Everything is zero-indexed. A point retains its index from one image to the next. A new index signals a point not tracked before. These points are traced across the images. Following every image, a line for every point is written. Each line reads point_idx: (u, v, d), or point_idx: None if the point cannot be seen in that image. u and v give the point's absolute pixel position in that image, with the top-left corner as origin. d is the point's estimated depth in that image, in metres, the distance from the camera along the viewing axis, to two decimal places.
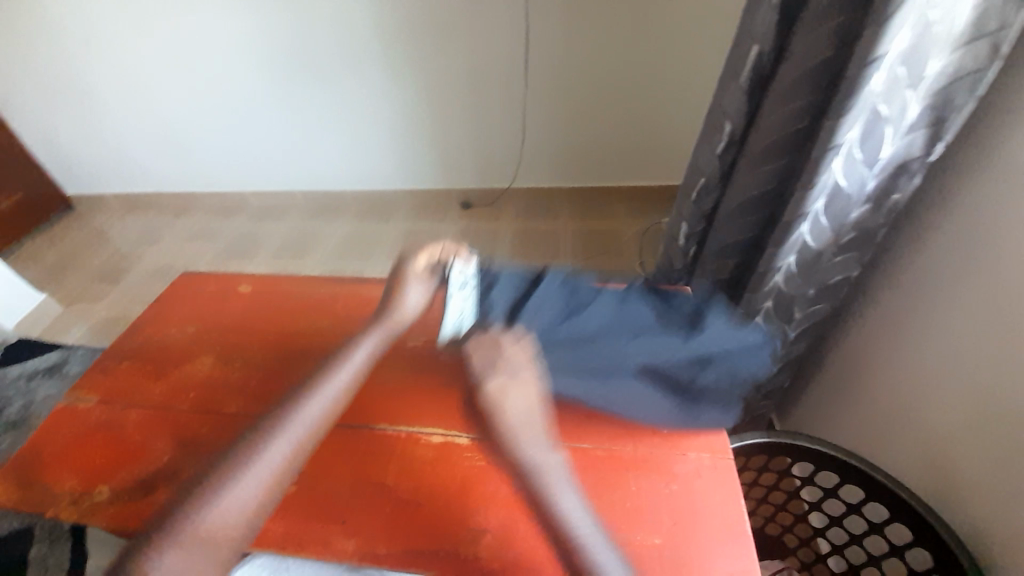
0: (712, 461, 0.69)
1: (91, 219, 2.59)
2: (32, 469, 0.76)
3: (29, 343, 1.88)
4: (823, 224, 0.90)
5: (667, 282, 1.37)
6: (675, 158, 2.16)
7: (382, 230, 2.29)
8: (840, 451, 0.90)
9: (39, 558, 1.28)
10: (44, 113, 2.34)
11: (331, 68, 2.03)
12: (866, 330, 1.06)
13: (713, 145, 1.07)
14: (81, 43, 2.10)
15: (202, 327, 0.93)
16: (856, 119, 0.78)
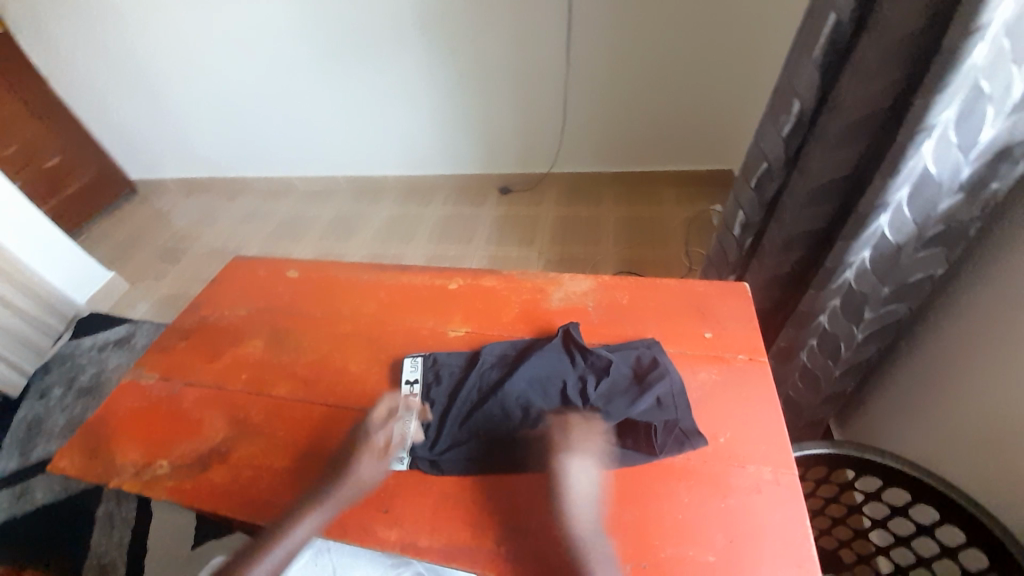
0: (773, 475, 0.64)
1: (153, 202, 2.75)
2: (100, 440, 0.81)
3: (100, 316, 2.03)
4: (905, 216, 0.81)
5: (721, 273, 1.29)
6: (729, 140, 2.02)
7: (422, 215, 2.29)
8: (912, 467, 0.82)
9: (112, 514, 1.40)
10: (110, 101, 2.48)
11: (374, 52, 2.02)
12: (950, 333, 0.94)
13: (779, 126, 0.98)
14: (140, 31, 2.19)
15: (255, 313, 0.96)
16: (952, 97, 0.69)
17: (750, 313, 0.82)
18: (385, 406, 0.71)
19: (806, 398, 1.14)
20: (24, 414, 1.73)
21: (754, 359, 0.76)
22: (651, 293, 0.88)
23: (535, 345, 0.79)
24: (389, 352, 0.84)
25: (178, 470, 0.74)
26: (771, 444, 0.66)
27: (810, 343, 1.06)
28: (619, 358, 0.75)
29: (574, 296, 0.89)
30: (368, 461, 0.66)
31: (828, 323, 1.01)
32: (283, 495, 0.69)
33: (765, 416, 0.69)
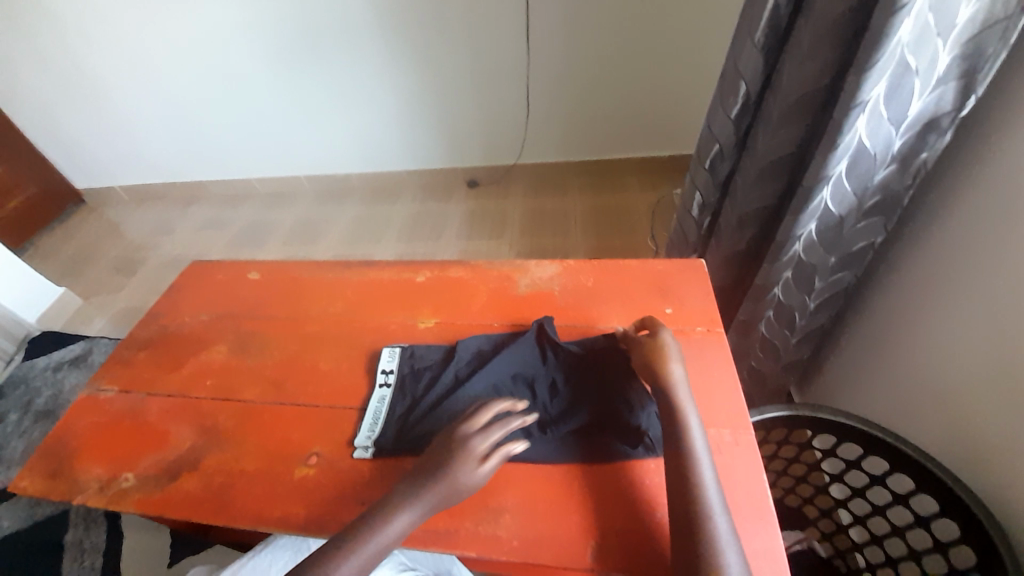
0: (732, 437, 0.67)
1: (103, 213, 2.61)
2: (60, 459, 0.78)
3: (53, 335, 1.93)
4: (846, 188, 0.86)
5: (683, 254, 1.33)
6: (686, 125, 2.09)
7: (390, 213, 2.27)
8: (864, 423, 0.88)
9: (81, 538, 1.35)
10: (47, 107, 2.33)
11: (328, 48, 1.97)
12: (894, 296, 1.01)
13: (727, 108, 1.02)
14: (76, 33, 2.07)
15: (218, 320, 0.93)
16: (881, 73, 0.73)
17: (709, 288, 0.86)
18: (489, 409, 0.64)
19: (769, 367, 1.20)
20: None
21: (712, 331, 0.80)
22: (615, 274, 0.91)
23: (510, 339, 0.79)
24: (359, 348, 0.84)
25: (154, 481, 0.72)
26: (730, 409, 0.70)
27: (767, 314, 1.10)
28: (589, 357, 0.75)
29: (540, 282, 0.91)
30: (471, 467, 0.60)
31: (783, 294, 1.05)
32: (259, 497, 0.68)
33: (726, 384, 0.73)
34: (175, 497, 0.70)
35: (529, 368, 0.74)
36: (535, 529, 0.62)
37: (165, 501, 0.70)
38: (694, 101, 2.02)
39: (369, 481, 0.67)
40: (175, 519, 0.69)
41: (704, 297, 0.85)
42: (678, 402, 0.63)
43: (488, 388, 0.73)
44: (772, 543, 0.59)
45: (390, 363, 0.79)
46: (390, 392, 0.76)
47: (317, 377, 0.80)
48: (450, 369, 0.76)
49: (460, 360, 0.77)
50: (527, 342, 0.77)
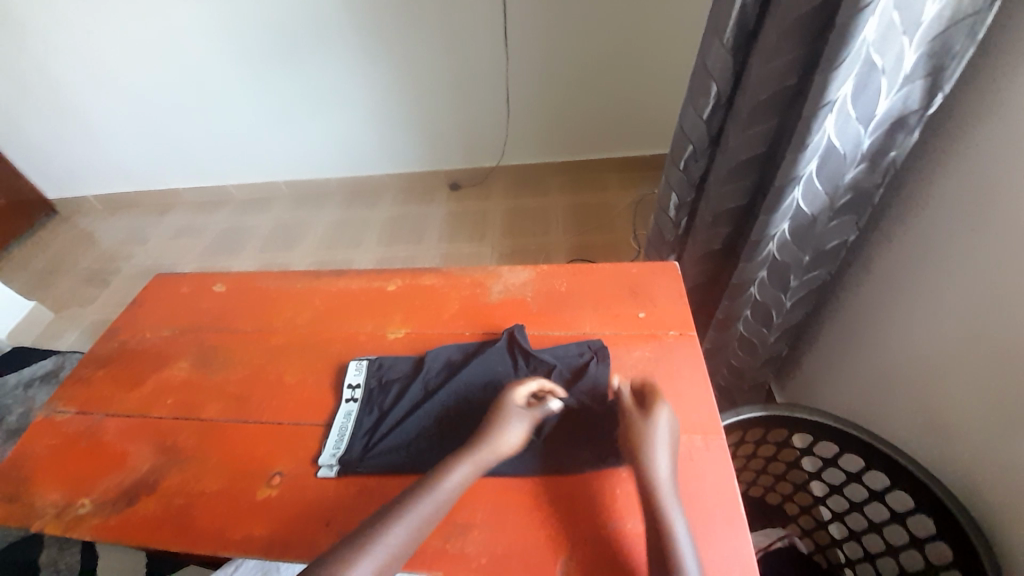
0: (703, 443, 0.67)
1: (75, 223, 2.54)
2: (12, 485, 0.75)
3: (22, 351, 1.87)
4: (817, 187, 0.86)
5: (661, 255, 1.33)
6: (665, 123, 2.09)
7: (370, 217, 2.24)
8: (838, 420, 0.88)
9: (55, 559, 1.30)
10: (11, 115, 2.25)
11: (302, 50, 1.94)
12: (868, 294, 1.01)
13: (698, 108, 1.01)
14: (40, 38, 2.00)
15: (182, 335, 0.90)
16: (847, 72, 0.73)
17: (681, 290, 0.85)
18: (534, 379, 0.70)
19: (748, 366, 1.19)
20: None
21: (684, 335, 0.79)
22: (587, 278, 0.90)
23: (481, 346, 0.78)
24: (327, 361, 0.82)
25: (113, 505, 0.69)
26: (702, 414, 0.70)
27: (744, 313, 1.10)
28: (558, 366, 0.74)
29: (513, 287, 0.89)
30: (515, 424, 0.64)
31: (759, 293, 1.05)
32: (220, 518, 0.66)
33: (697, 388, 0.72)
34: (133, 521, 0.67)
35: (499, 376, 0.73)
36: (504, 543, 0.61)
37: (123, 527, 0.67)
38: (673, 100, 2.02)
39: (334, 499, 0.65)
40: (133, 545, 0.66)
41: (677, 300, 0.84)
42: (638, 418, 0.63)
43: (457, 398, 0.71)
44: (742, 550, 0.58)
45: (357, 376, 0.77)
46: (356, 405, 0.74)
47: (282, 392, 0.78)
48: (417, 380, 0.74)
49: (429, 370, 0.75)
50: (497, 351, 0.76)
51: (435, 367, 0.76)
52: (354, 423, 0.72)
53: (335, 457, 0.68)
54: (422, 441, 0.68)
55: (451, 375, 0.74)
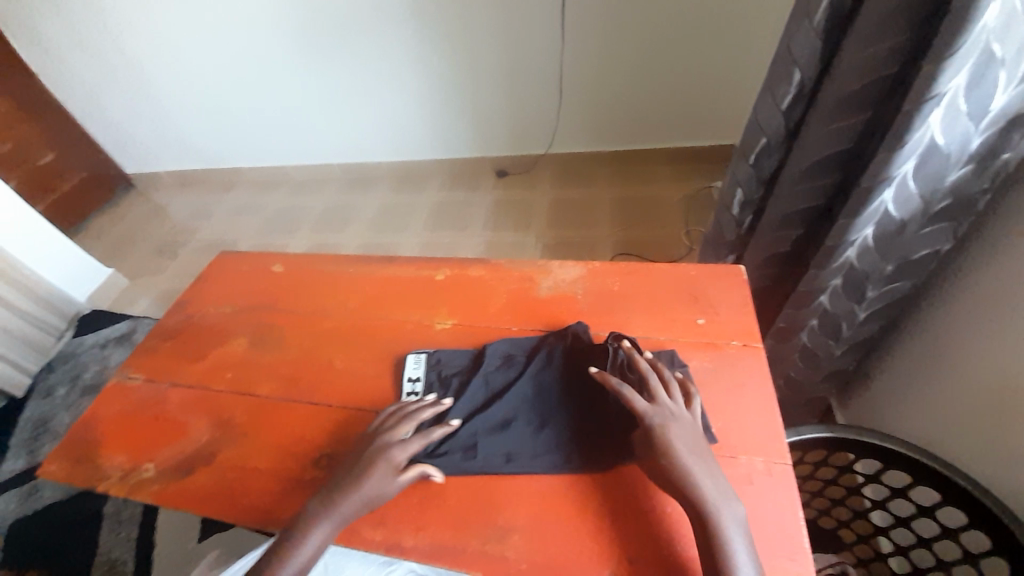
0: (765, 465, 0.62)
1: (149, 196, 2.72)
2: (84, 444, 0.80)
3: (100, 315, 2.03)
4: (911, 190, 0.77)
5: (718, 254, 1.25)
6: (728, 114, 1.96)
7: (417, 203, 2.25)
8: (913, 449, 0.79)
9: (120, 509, 1.44)
10: (96, 94, 2.42)
11: (362, 32, 1.94)
12: (954, 312, 0.90)
13: (777, 98, 0.93)
14: (123, 22, 2.13)
15: (239, 313, 0.94)
16: (964, 61, 0.64)
17: (745, 298, 0.79)
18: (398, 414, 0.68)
19: (807, 380, 1.11)
20: (30, 414, 1.75)
21: (747, 346, 0.74)
22: (642, 278, 0.85)
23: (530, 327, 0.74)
24: (373, 347, 0.83)
25: (177, 472, 0.73)
26: (764, 435, 0.65)
27: (810, 323, 1.01)
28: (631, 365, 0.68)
29: (562, 284, 0.86)
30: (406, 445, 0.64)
31: (829, 303, 0.96)
32: (266, 495, 0.68)
33: (759, 407, 0.67)
34: (192, 491, 0.71)
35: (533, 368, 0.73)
36: (541, 550, 0.60)
37: (183, 495, 0.71)
38: (739, 89, 1.89)
39: None
40: (193, 513, 0.69)
41: (739, 308, 0.78)
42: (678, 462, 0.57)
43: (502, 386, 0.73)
44: None
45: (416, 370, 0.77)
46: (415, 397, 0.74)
47: (331, 378, 0.80)
48: (476, 364, 0.76)
49: (485, 355, 0.76)
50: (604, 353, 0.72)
51: (490, 354, 0.76)
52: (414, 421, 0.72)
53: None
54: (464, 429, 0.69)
55: (505, 367, 0.75)
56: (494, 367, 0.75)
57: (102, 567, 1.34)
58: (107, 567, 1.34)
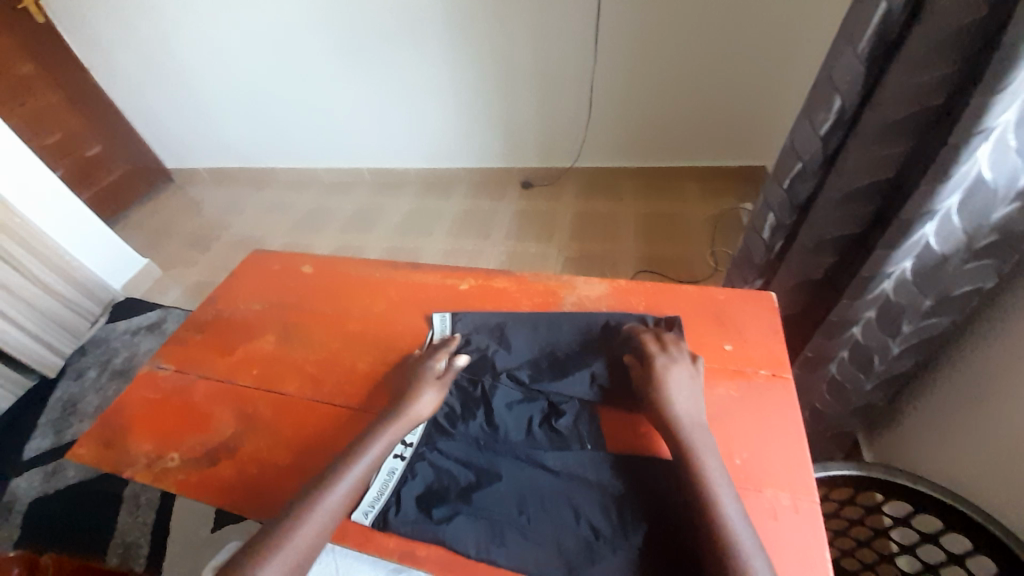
0: (792, 502, 0.60)
1: (186, 191, 2.82)
2: (113, 430, 0.83)
3: (133, 303, 2.11)
4: (954, 225, 0.74)
5: (746, 277, 1.23)
6: (760, 136, 1.94)
7: (442, 209, 2.29)
8: (946, 494, 0.75)
9: (139, 493, 1.48)
10: (145, 92, 2.55)
11: (399, 41, 2.00)
12: (995, 353, 0.86)
13: (815, 123, 0.92)
14: (174, 25, 2.24)
15: (269, 310, 0.96)
16: (1016, 95, 0.62)
17: (774, 326, 0.78)
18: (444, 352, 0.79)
19: (835, 413, 1.07)
20: (60, 394, 1.82)
21: (776, 376, 0.72)
22: (668, 299, 0.84)
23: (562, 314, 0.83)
24: (397, 352, 0.84)
25: (200, 463, 0.75)
26: (792, 469, 0.63)
27: (840, 354, 0.98)
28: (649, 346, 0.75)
29: (586, 300, 0.86)
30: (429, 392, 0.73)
31: (861, 335, 0.93)
32: (285, 493, 0.69)
33: (787, 441, 0.65)
34: (216, 483, 0.72)
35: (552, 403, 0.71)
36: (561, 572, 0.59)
37: (205, 487, 0.72)
38: (771, 111, 1.87)
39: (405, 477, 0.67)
40: (214, 505, 0.71)
41: (767, 336, 0.77)
42: (673, 411, 0.64)
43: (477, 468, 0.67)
44: None
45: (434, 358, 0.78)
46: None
47: (354, 382, 0.81)
48: (453, 430, 0.71)
49: (469, 418, 0.72)
50: (585, 423, 0.69)
51: (474, 419, 0.72)
52: (421, 484, 0.67)
53: (407, 441, 0.71)
54: (430, 510, 0.65)
55: (485, 438, 0.70)
56: (471, 437, 0.70)
57: (117, 550, 1.37)
58: (123, 549, 1.37)
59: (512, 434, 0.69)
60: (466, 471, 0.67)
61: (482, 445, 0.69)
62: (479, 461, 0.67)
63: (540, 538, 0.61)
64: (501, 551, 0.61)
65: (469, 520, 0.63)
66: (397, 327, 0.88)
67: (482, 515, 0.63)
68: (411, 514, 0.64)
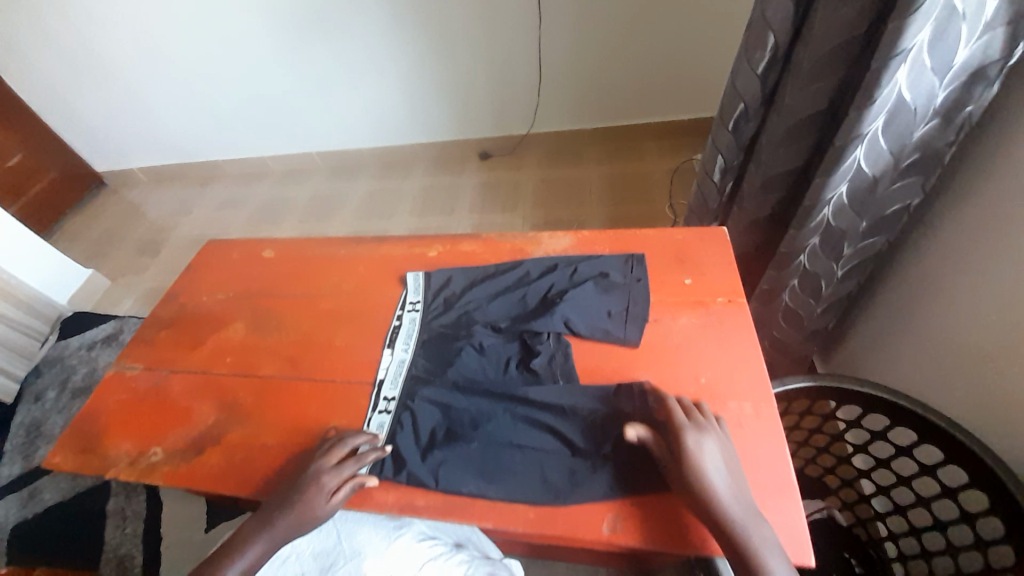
0: (753, 409, 0.66)
1: (124, 194, 2.64)
2: (88, 436, 0.81)
3: (85, 317, 1.99)
4: (882, 146, 0.80)
5: (704, 222, 1.29)
6: (707, 85, 1.98)
7: (403, 188, 2.24)
8: (889, 391, 0.83)
9: (123, 506, 1.45)
10: (61, 90, 2.33)
11: (335, 14, 1.89)
12: (924, 264, 0.95)
13: (754, 62, 0.96)
14: (82, 13, 2.04)
15: (235, 298, 0.95)
16: (926, 17, 0.67)
17: (729, 258, 0.83)
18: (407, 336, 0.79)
19: (790, 338, 1.15)
20: (21, 418, 1.73)
21: (733, 301, 0.77)
22: (629, 244, 0.88)
23: (534, 265, 0.86)
24: (373, 324, 0.85)
25: (185, 455, 0.75)
26: (752, 381, 0.69)
27: (791, 283, 1.05)
28: (617, 292, 0.79)
29: (554, 253, 0.89)
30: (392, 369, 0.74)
31: (808, 262, 1.00)
32: (278, 471, 0.70)
33: (746, 358, 0.71)
34: (207, 472, 0.72)
35: (523, 339, 0.76)
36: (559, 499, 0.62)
37: (195, 477, 0.72)
38: (716, 60, 1.91)
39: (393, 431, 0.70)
40: (207, 493, 0.71)
41: (724, 267, 0.82)
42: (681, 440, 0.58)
43: (465, 416, 0.69)
44: (794, 516, 0.58)
45: (410, 328, 0.82)
46: (409, 360, 0.78)
47: (333, 358, 0.82)
48: (437, 382, 0.73)
49: (449, 369, 0.74)
50: (558, 359, 0.73)
51: (454, 369, 0.74)
52: (411, 432, 0.70)
53: (390, 399, 0.74)
54: (424, 459, 0.67)
55: (467, 387, 0.72)
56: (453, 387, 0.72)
57: (110, 564, 1.35)
58: (115, 561, 1.35)
59: (493, 380, 0.73)
60: (453, 420, 0.69)
61: (465, 393, 0.71)
62: (466, 408, 0.70)
63: (532, 470, 0.65)
64: (494, 486, 0.64)
65: (462, 463, 0.66)
66: (371, 301, 0.88)
67: (473, 456, 0.66)
68: (406, 466, 0.66)
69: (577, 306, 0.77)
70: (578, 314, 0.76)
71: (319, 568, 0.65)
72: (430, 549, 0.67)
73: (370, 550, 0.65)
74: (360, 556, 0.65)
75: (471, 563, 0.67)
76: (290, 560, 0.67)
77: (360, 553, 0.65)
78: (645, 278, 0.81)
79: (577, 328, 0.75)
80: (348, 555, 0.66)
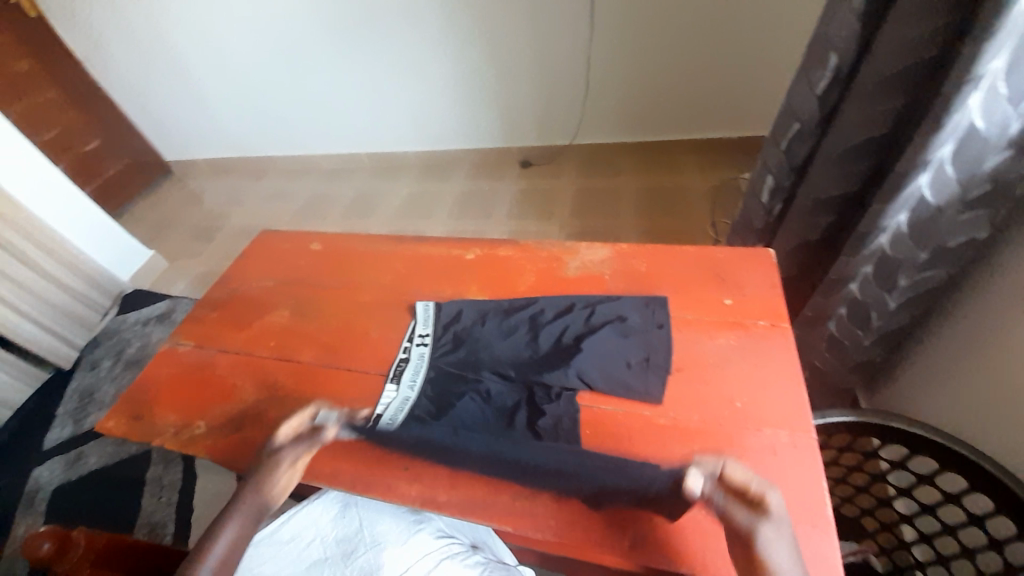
0: (790, 438, 0.64)
1: (187, 183, 2.83)
2: (138, 404, 0.86)
3: (143, 294, 2.14)
4: (948, 175, 0.76)
5: (747, 243, 1.26)
6: (759, 105, 1.93)
7: (442, 191, 2.30)
8: (940, 435, 0.78)
9: (161, 475, 1.53)
10: (140, 84, 2.53)
11: (391, 22, 1.97)
12: (987, 303, 0.89)
13: (813, 82, 0.93)
14: (165, 14, 2.22)
15: (282, 285, 1.00)
16: (1005, 41, 0.63)
17: (772, 281, 0.80)
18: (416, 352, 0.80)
19: (833, 370, 1.10)
20: (77, 384, 1.86)
21: (775, 326, 0.75)
22: (668, 260, 0.87)
23: (549, 304, 0.83)
24: (409, 322, 0.87)
25: (223, 431, 0.79)
26: (788, 409, 0.66)
27: (839, 311, 1.01)
28: (637, 339, 0.76)
29: (590, 264, 0.89)
30: None
31: (858, 290, 0.95)
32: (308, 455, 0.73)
33: (784, 386, 0.68)
34: (242, 447, 0.76)
35: (532, 394, 0.73)
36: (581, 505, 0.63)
37: (230, 452, 0.76)
38: (771, 80, 1.85)
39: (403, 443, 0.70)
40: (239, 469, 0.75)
41: (766, 290, 0.80)
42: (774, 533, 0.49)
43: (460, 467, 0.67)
44: (828, 553, 0.55)
45: (417, 364, 0.80)
46: (413, 397, 0.75)
47: (368, 351, 0.84)
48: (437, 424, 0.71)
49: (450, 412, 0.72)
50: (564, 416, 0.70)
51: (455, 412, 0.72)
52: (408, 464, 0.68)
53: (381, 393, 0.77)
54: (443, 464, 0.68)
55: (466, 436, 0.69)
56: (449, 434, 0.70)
57: (143, 529, 1.43)
58: (149, 527, 1.43)
59: (494, 429, 0.70)
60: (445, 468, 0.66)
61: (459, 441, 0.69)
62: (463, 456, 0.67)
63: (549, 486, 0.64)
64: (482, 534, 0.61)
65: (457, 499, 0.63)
66: (409, 297, 0.90)
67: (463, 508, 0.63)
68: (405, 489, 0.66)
69: (593, 357, 0.74)
70: (594, 367, 0.73)
71: (341, 554, 0.67)
72: (445, 548, 0.67)
73: (390, 541, 0.67)
74: (380, 546, 0.67)
75: (485, 565, 0.66)
76: (314, 543, 0.69)
77: (381, 543, 0.67)
78: (667, 325, 0.77)
79: (593, 381, 0.72)
80: (368, 542, 0.67)
